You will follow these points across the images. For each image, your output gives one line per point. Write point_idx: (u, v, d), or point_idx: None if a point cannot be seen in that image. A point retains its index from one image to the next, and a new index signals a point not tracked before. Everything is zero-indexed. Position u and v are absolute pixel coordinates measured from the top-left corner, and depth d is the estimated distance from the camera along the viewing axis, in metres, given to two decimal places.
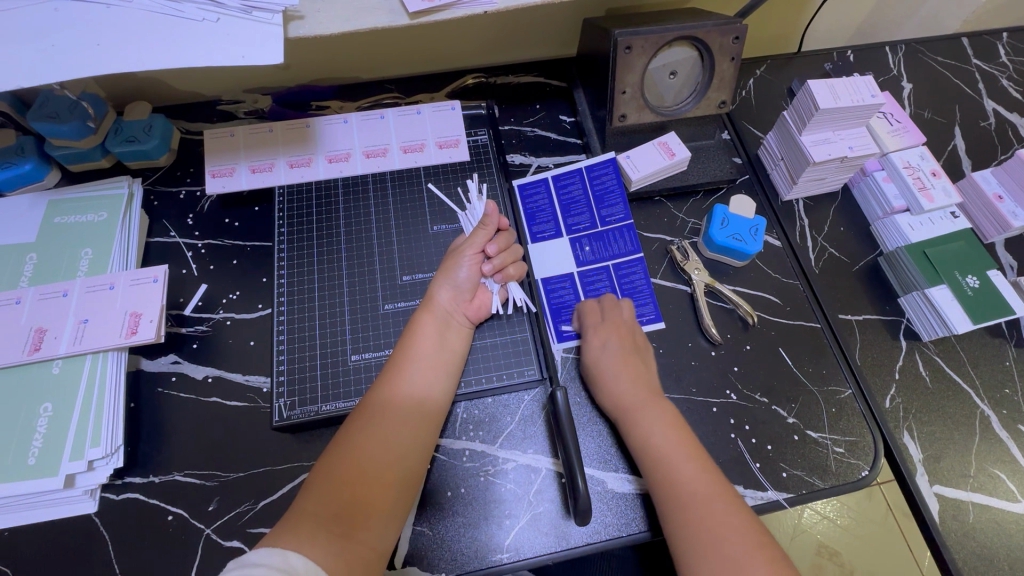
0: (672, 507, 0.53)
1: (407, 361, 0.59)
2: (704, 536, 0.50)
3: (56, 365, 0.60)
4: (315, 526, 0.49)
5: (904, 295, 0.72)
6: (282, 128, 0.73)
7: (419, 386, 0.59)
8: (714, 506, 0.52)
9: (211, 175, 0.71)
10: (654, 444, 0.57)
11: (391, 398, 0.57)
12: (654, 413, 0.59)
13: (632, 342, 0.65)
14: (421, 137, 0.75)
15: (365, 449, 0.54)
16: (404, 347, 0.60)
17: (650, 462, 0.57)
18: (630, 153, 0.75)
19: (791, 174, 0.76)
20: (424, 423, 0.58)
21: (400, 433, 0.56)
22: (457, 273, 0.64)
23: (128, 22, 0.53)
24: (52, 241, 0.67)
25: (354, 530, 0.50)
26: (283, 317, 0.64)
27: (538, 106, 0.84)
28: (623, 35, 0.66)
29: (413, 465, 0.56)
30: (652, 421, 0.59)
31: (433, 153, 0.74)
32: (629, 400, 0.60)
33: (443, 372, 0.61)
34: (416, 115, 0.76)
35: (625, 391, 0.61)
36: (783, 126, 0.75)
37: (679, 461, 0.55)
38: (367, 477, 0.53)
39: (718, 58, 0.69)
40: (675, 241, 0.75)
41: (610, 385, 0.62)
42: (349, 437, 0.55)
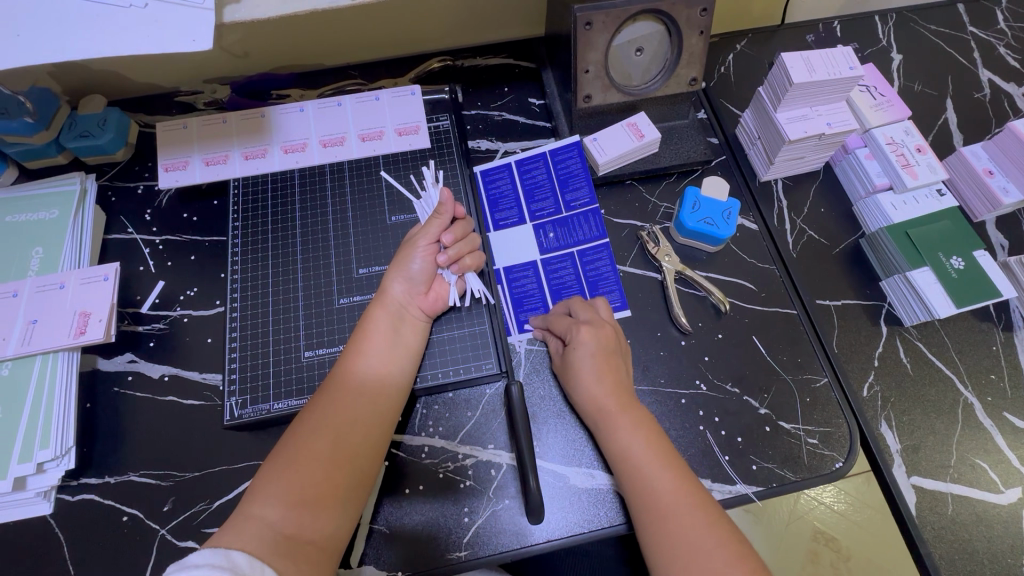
0: (648, 517, 0.51)
1: (359, 356, 0.58)
2: (683, 546, 0.48)
3: (6, 367, 0.59)
4: (262, 530, 0.48)
5: (886, 278, 0.69)
6: (236, 118, 0.71)
7: (372, 381, 0.57)
8: (689, 516, 0.49)
9: (164, 169, 0.69)
10: (629, 450, 0.54)
11: (343, 395, 0.56)
12: (625, 417, 0.56)
13: (611, 342, 0.60)
14: (379, 125, 0.72)
15: (311, 448, 0.52)
16: (354, 343, 0.59)
17: (625, 469, 0.54)
18: (597, 135, 0.72)
19: (767, 153, 0.72)
20: (378, 418, 0.56)
21: (353, 429, 0.54)
22: (409, 265, 0.62)
23: (53, 10, 0.50)
24: (3, 241, 0.65)
25: (299, 532, 0.49)
26: (236, 313, 0.63)
27: (506, 89, 0.81)
28: (582, 10, 0.62)
29: (366, 464, 0.54)
30: (625, 425, 0.55)
31: (392, 141, 0.71)
32: (605, 404, 0.57)
33: (397, 369, 0.59)
34: (374, 101, 0.73)
35: (602, 393, 0.57)
36: (759, 103, 0.72)
37: (653, 467, 0.53)
38: (316, 476, 0.51)
39: (685, 31, 0.66)
40: (646, 226, 0.72)
41: (588, 388, 0.58)
42: (296, 436, 0.53)
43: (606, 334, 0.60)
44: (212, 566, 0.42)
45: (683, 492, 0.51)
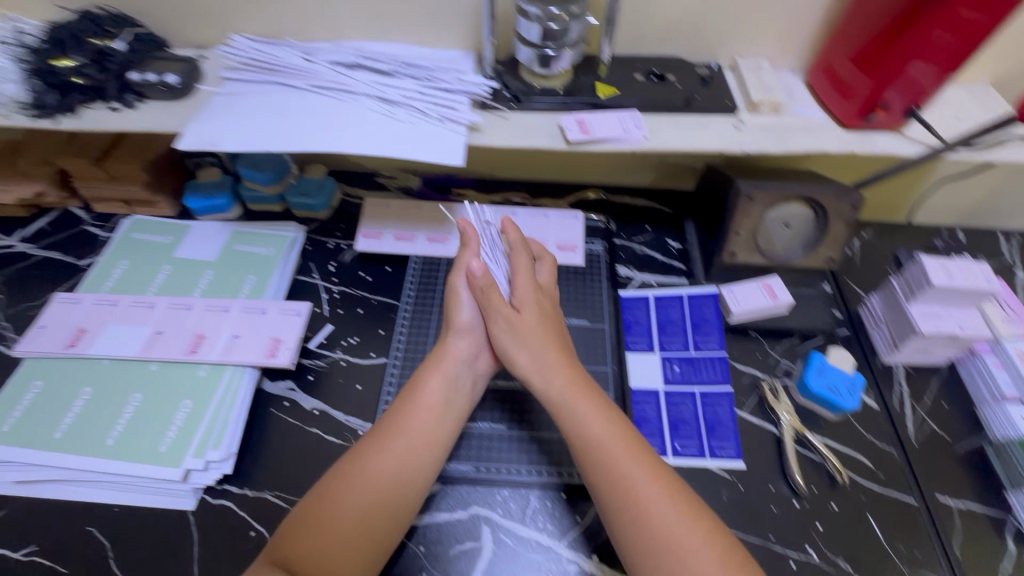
0: (626, 510, 0.54)
1: (415, 397, 0.64)
2: (669, 547, 0.52)
3: (203, 369, 0.68)
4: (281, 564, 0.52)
5: (1013, 490, 0.68)
6: (427, 208, 0.86)
7: (427, 413, 0.63)
8: (659, 502, 0.54)
9: (362, 235, 0.84)
10: (594, 435, 0.59)
11: (389, 426, 0.62)
12: (619, 443, 0.58)
13: (543, 305, 0.69)
14: (544, 238, 0.85)
15: (347, 483, 0.57)
16: (407, 396, 0.64)
17: (594, 450, 0.58)
18: (733, 287, 0.80)
19: (894, 339, 0.76)
20: (422, 450, 0.61)
21: (390, 458, 0.59)
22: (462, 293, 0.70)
23: (354, 115, 0.67)
24: (226, 264, 0.79)
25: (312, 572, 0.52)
26: (397, 369, 0.74)
27: (649, 228, 0.93)
28: (745, 187, 0.73)
29: (407, 497, 0.58)
30: (615, 451, 0.58)
31: (552, 252, 0.84)
32: (560, 383, 0.63)
33: (443, 418, 0.63)
34: (544, 218, 0.87)
35: (559, 383, 0.63)
36: (890, 292, 0.77)
37: (611, 443, 0.58)
38: (353, 509, 0.56)
39: (832, 219, 0.75)
40: (767, 378, 0.77)
41: (535, 352, 0.65)
42: (331, 476, 0.58)
43: (529, 289, 0.70)
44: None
45: (694, 532, 0.52)
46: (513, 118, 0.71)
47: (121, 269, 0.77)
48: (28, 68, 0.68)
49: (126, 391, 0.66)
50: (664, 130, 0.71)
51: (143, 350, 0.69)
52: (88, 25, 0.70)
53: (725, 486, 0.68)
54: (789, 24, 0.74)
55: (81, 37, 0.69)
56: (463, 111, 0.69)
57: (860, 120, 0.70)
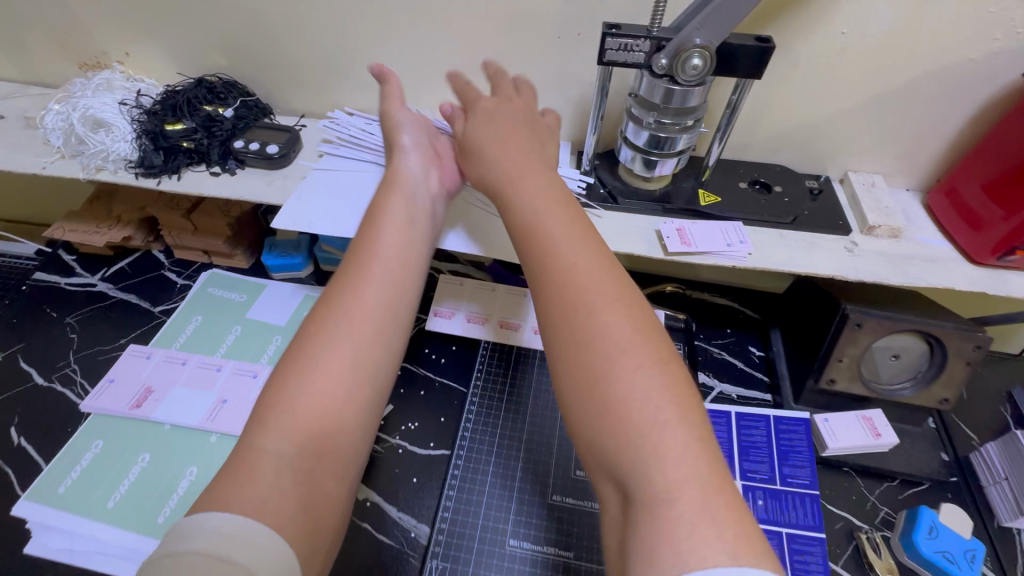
0: (589, 400, 0.40)
1: (360, 259, 0.52)
2: (632, 420, 0.38)
3: None
4: (286, 438, 0.42)
5: None
6: (502, 290, 0.82)
7: (386, 292, 0.51)
8: (627, 362, 0.40)
9: (434, 313, 0.81)
10: (568, 275, 0.45)
11: (333, 292, 0.50)
12: (594, 262, 0.45)
13: (524, 123, 0.59)
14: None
15: (305, 364, 0.44)
16: (369, 218, 0.56)
17: (557, 282, 0.45)
18: (828, 416, 0.73)
19: (1019, 503, 0.67)
20: (400, 266, 0.53)
21: (361, 289, 0.50)
22: (409, 167, 0.62)
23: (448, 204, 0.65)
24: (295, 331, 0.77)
25: (330, 431, 0.43)
26: (459, 467, 0.67)
27: (729, 331, 0.87)
28: (853, 312, 0.67)
29: (377, 313, 0.49)
30: (592, 285, 0.44)
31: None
32: (513, 170, 0.53)
33: (400, 231, 0.55)
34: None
35: (506, 168, 0.54)
36: (1016, 446, 0.69)
37: (588, 284, 0.44)
38: (306, 391, 0.43)
39: (952, 356, 0.67)
40: (864, 527, 0.68)
41: (495, 157, 0.55)
42: (302, 332, 0.47)
43: (523, 118, 0.60)
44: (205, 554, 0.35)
45: (658, 384, 0.39)
46: (608, 218, 0.69)
47: (193, 325, 0.77)
48: (139, 128, 0.70)
49: (184, 462, 0.64)
50: (770, 244, 0.66)
51: (205, 418, 0.67)
52: (202, 92, 0.73)
53: None
54: (912, 145, 0.69)
55: (195, 103, 0.72)
56: None
57: (993, 259, 0.64)
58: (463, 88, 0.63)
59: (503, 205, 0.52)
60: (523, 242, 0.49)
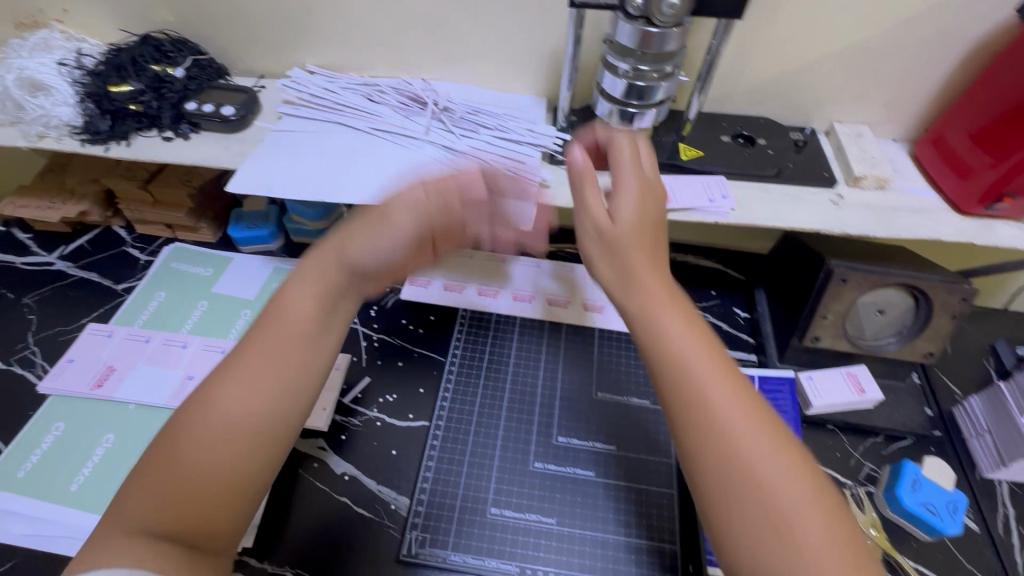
0: (716, 464, 0.39)
1: (292, 290, 0.48)
2: (760, 487, 0.38)
3: None
4: (155, 511, 0.41)
5: None
6: (481, 257, 0.80)
7: (279, 365, 0.46)
8: (755, 454, 0.39)
9: (411, 283, 0.79)
10: (680, 360, 0.42)
11: (256, 333, 0.47)
12: (693, 341, 0.43)
13: (656, 183, 0.50)
14: (604, 300, 0.77)
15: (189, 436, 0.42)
16: (286, 286, 0.49)
17: (656, 350, 0.43)
18: (812, 375, 0.72)
19: (1000, 454, 0.67)
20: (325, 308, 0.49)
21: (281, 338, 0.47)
22: (458, 177, 0.53)
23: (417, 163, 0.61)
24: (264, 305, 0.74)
25: (194, 526, 0.42)
26: (438, 439, 0.65)
27: (714, 293, 0.86)
28: (839, 267, 0.65)
29: (256, 413, 0.44)
30: (699, 366, 0.42)
31: (611, 318, 0.75)
32: (624, 222, 0.46)
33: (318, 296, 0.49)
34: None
35: (629, 220, 0.46)
36: (998, 397, 0.69)
37: (686, 340, 0.42)
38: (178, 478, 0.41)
39: (937, 311, 0.66)
40: (849, 484, 0.68)
41: (596, 204, 0.48)
42: (193, 399, 0.44)
43: (637, 179, 0.50)
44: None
45: (771, 444, 0.39)
46: None
47: (157, 301, 0.73)
48: (83, 91, 0.66)
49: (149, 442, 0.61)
50: (753, 199, 0.64)
51: (171, 396, 0.64)
52: (148, 49, 0.68)
53: None
54: (898, 92, 0.67)
55: (141, 62, 0.67)
56: (532, 166, 0.64)
57: (981, 208, 0.62)
58: (582, 170, 0.48)
59: (614, 251, 0.46)
60: (643, 339, 0.44)
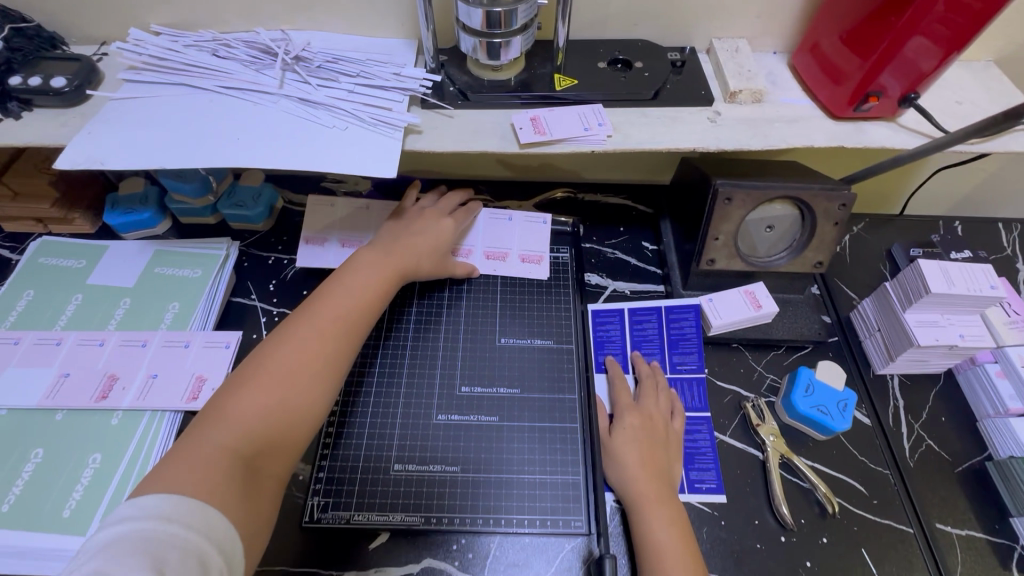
0: None
1: (340, 287, 0.60)
2: None
3: (115, 416, 0.60)
4: (217, 453, 0.46)
5: (1019, 516, 0.62)
6: (377, 216, 0.77)
7: (309, 346, 0.54)
8: None
9: (304, 246, 0.75)
10: (648, 531, 0.55)
11: (289, 331, 0.55)
12: (674, 528, 0.55)
13: (656, 434, 0.62)
14: (506, 247, 0.76)
15: (237, 404, 0.50)
16: (326, 286, 0.60)
17: (637, 508, 0.57)
18: (713, 296, 0.73)
19: (888, 350, 0.70)
20: (359, 314, 0.59)
21: (320, 338, 0.55)
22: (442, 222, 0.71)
23: (271, 118, 0.57)
24: (146, 291, 0.70)
25: (252, 469, 0.48)
26: (336, 407, 0.63)
27: (622, 229, 0.85)
28: (723, 186, 0.65)
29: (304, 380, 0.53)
30: (663, 535, 0.55)
31: (515, 265, 0.75)
32: (645, 492, 0.58)
33: (350, 295, 0.59)
34: (506, 223, 0.77)
35: (642, 490, 0.58)
36: (883, 296, 0.71)
37: (640, 480, 0.58)
38: (226, 436, 0.48)
39: (820, 219, 0.67)
40: (751, 397, 0.70)
41: (627, 468, 0.59)
42: (235, 377, 0.52)
43: (652, 425, 0.63)
44: (156, 520, 0.41)
45: None
46: (458, 117, 0.63)
47: (26, 301, 0.68)
48: None
49: (25, 446, 0.58)
50: (630, 125, 0.63)
51: (46, 397, 0.60)
52: None
53: (706, 522, 0.62)
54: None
55: None
56: (398, 111, 0.60)
57: (851, 109, 0.62)
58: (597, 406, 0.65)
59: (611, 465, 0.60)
60: (636, 511, 0.57)
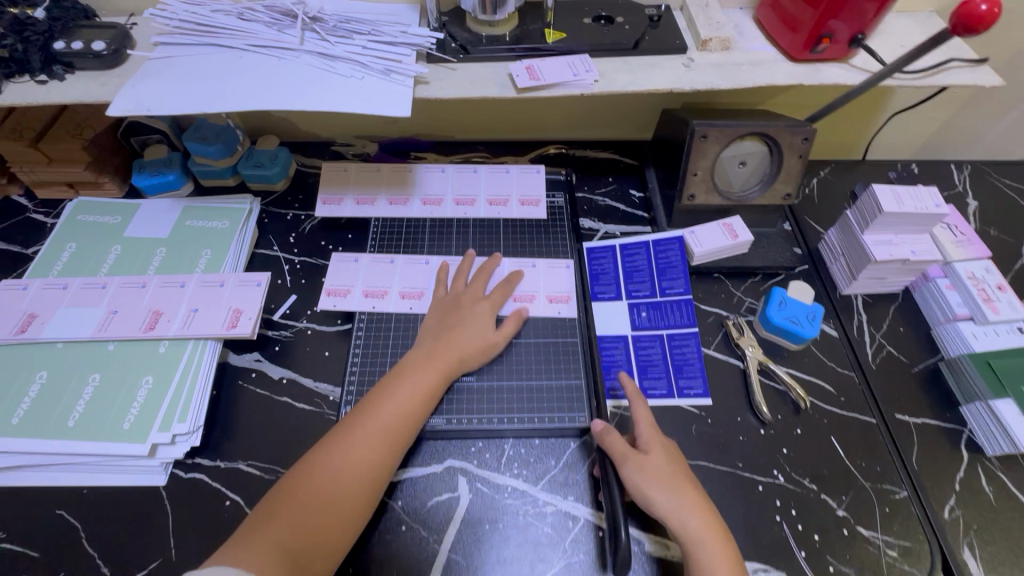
0: None
1: (390, 393, 0.62)
2: None
3: (163, 345, 0.67)
4: (267, 554, 0.50)
5: (966, 404, 0.71)
6: (387, 170, 0.85)
7: (360, 454, 0.57)
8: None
9: (323, 201, 0.82)
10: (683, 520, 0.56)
11: (339, 443, 0.58)
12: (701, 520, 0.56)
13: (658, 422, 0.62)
14: (533, 289, 0.76)
15: (298, 491, 0.55)
16: (385, 386, 0.63)
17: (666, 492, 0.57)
18: (695, 229, 0.81)
19: (851, 270, 0.79)
20: (405, 422, 0.61)
21: (366, 445, 0.58)
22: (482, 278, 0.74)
23: (295, 71, 0.65)
24: (179, 240, 0.76)
25: (301, 554, 0.51)
26: (359, 346, 0.71)
27: (611, 179, 0.93)
28: (699, 125, 0.73)
29: (359, 468, 0.57)
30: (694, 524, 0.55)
31: (543, 305, 0.75)
32: (665, 476, 0.58)
33: (406, 386, 0.63)
34: (531, 267, 0.78)
35: (667, 473, 0.58)
36: (845, 224, 0.79)
37: (660, 464, 0.59)
38: (282, 537, 0.52)
39: (786, 154, 0.75)
40: (731, 316, 0.78)
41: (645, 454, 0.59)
42: (305, 464, 0.57)
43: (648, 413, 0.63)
44: None
45: None
46: (461, 70, 0.70)
47: (69, 252, 0.75)
48: None
49: (83, 372, 0.64)
50: (614, 71, 0.70)
51: (98, 330, 0.67)
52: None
53: (695, 421, 0.70)
54: None
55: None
56: (407, 63, 0.67)
57: (807, 52, 0.71)
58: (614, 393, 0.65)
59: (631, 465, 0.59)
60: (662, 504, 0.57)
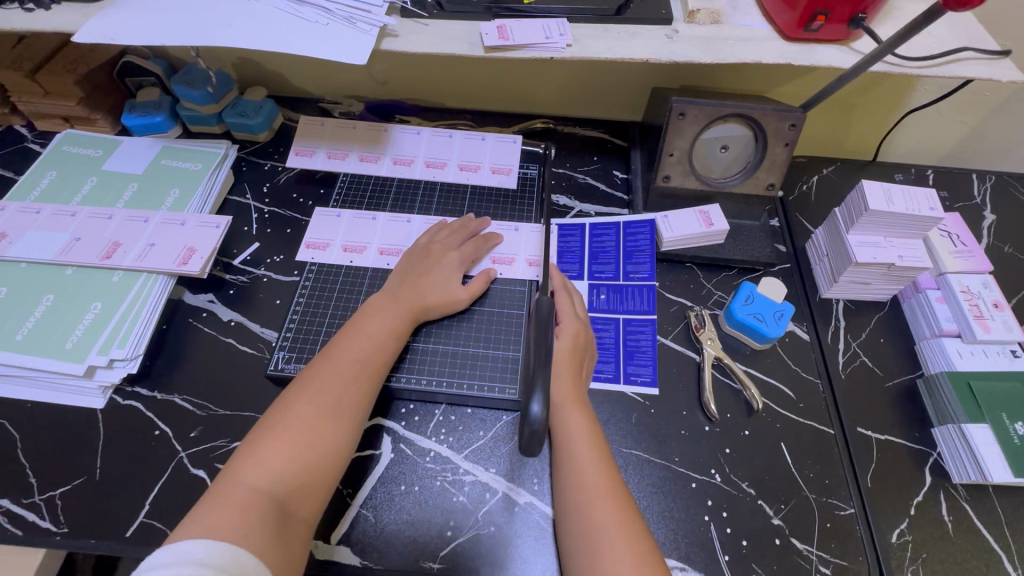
0: (571, 498, 0.55)
1: (352, 336, 0.62)
2: (597, 537, 0.52)
3: (116, 274, 0.69)
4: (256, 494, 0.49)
5: (939, 425, 0.65)
6: (363, 128, 0.84)
7: (328, 397, 0.57)
8: (599, 499, 0.54)
9: (295, 153, 0.82)
10: (572, 434, 0.58)
11: (308, 387, 0.57)
12: (585, 438, 0.58)
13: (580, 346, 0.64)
14: (512, 253, 0.75)
15: (274, 432, 0.54)
16: (348, 329, 0.63)
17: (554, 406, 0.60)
18: (668, 214, 0.77)
19: (832, 272, 0.73)
20: (371, 367, 0.60)
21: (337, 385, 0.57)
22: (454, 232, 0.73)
23: (261, 13, 0.64)
24: (152, 178, 0.78)
25: (284, 497, 0.51)
26: (302, 299, 0.71)
27: (595, 158, 0.90)
28: (678, 102, 0.69)
29: (331, 409, 0.56)
30: (582, 445, 0.57)
31: (520, 269, 0.74)
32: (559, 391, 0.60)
33: (369, 327, 0.63)
34: (514, 231, 0.77)
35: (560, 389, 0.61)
36: (833, 223, 0.73)
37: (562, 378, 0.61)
38: (261, 479, 0.51)
39: (771, 140, 0.70)
40: (695, 308, 0.74)
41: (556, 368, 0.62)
42: (278, 407, 0.56)
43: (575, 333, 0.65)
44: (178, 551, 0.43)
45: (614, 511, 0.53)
46: (433, 26, 0.68)
47: (48, 179, 0.78)
48: None
49: (39, 291, 0.67)
50: (589, 37, 0.67)
51: (58, 254, 0.69)
52: None
53: (636, 409, 0.67)
54: None
55: None
56: (377, 14, 0.66)
57: (802, 31, 0.65)
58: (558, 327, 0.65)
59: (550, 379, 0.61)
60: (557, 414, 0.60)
